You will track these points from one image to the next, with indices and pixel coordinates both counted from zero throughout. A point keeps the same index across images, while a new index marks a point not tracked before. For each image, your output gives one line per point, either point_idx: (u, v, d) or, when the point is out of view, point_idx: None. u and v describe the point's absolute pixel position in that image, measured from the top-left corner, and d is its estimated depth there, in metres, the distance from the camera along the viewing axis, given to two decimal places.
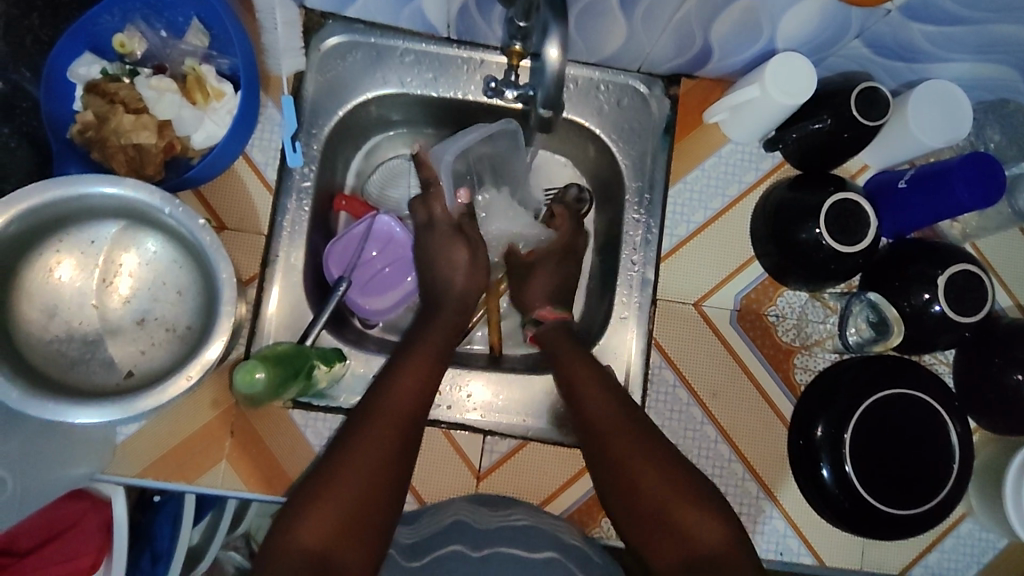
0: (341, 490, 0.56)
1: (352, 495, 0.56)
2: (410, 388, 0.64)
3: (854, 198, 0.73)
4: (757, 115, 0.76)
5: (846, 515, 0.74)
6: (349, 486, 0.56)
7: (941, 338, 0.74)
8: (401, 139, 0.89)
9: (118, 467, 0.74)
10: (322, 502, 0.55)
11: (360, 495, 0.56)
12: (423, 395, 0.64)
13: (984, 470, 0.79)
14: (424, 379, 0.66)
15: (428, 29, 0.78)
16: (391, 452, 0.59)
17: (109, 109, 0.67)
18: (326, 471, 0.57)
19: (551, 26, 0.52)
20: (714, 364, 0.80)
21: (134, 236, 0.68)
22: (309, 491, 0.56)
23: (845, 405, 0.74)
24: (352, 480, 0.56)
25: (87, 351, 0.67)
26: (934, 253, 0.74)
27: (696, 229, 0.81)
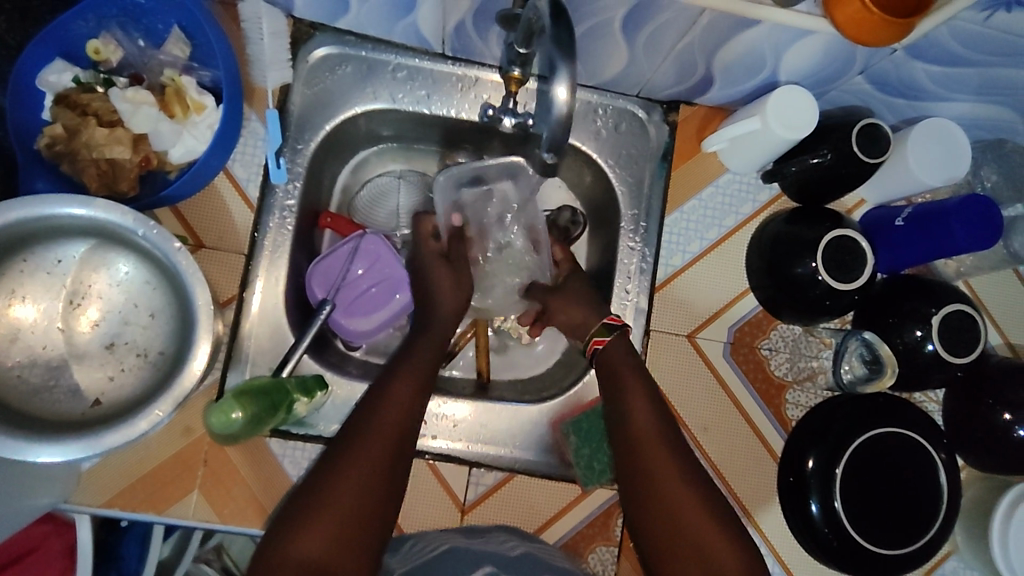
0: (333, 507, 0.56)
1: (347, 502, 0.57)
2: (401, 394, 0.66)
3: (851, 234, 0.72)
4: (755, 146, 0.74)
5: (834, 552, 0.73)
6: (342, 494, 0.57)
7: (933, 377, 0.74)
8: (390, 154, 0.86)
9: (82, 496, 0.70)
10: (313, 518, 0.55)
11: (349, 512, 0.57)
12: (414, 401, 0.66)
13: (971, 509, 0.79)
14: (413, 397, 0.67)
15: (422, 44, 0.75)
16: (382, 455, 0.61)
17: (82, 122, 0.64)
18: (315, 489, 0.58)
19: (557, 63, 0.49)
20: (707, 398, 0.78)
21: (105, 255, 0.64)
22: (300, 510, 0.57)
23: (836, 441, 0.73)
24: (343, 496, 0.57)
25: (51, 377, 0.63)
26: (928, 291, 0.73)
27: (692, 259, 0.80)
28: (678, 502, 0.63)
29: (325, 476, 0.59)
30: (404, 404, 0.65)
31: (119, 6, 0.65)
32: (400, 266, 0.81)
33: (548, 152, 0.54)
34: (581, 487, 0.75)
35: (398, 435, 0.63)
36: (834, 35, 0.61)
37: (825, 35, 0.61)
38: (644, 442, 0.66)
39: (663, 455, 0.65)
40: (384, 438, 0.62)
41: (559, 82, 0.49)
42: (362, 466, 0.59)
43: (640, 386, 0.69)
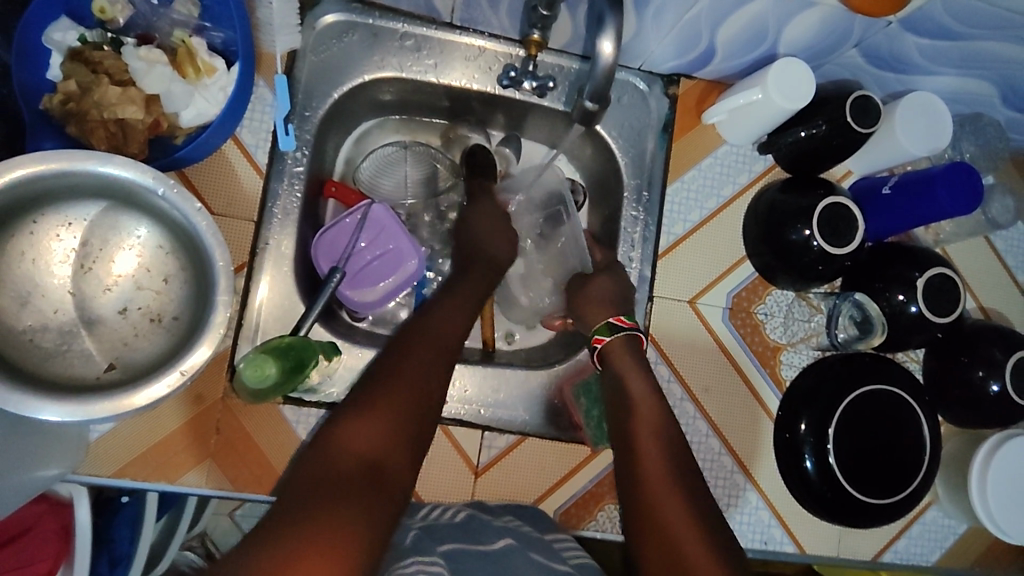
0: (395, 398, 0.58)
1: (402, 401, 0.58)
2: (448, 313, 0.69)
3: (844, 202, 0.75)
4: (754, 116, 0.77)
5: (828, 505, 0.77)
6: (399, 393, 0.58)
7: (915, 337, 0.78)
8: (393, 125, 0.87)
9: (90, 467, 0.68)
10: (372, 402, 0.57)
11: (411, 409, 0.58)
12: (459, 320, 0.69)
13: (949, 461, 0.84)
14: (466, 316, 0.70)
15: (430, 12, 0.76)
16: (433, 363, 0.62)
17: (94, 80, 0.62)
18: (377, 381, 0.59)
19: (607, 17, 0.54)
20: (707, 360, 0.81)
21: (117, 219, 0.63)
22: (358, 401, 0.58)
23: (827, 400, 0.78)
24: (404, 391, 0.59)
25: (63, 342, 0.61)
26: (912, 256, 0.78)
27: (693, 227, 0.82)
28: (661, 501, 0.60)
29: (386, 371, 0.60)
30: (456, 321, 0.69)
31: None
32: (405, 236, 0.81)
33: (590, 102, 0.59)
34: (590, 447, 0.78)
35: (453, 345, 0.66)
36: (836, 7, 0.64)
37: (827, 7, 0.64)
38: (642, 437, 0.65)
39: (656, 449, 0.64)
40: (434, 342, 0.65)
41: (606, 36, 0.53)
42: (422, 369, 0.62)
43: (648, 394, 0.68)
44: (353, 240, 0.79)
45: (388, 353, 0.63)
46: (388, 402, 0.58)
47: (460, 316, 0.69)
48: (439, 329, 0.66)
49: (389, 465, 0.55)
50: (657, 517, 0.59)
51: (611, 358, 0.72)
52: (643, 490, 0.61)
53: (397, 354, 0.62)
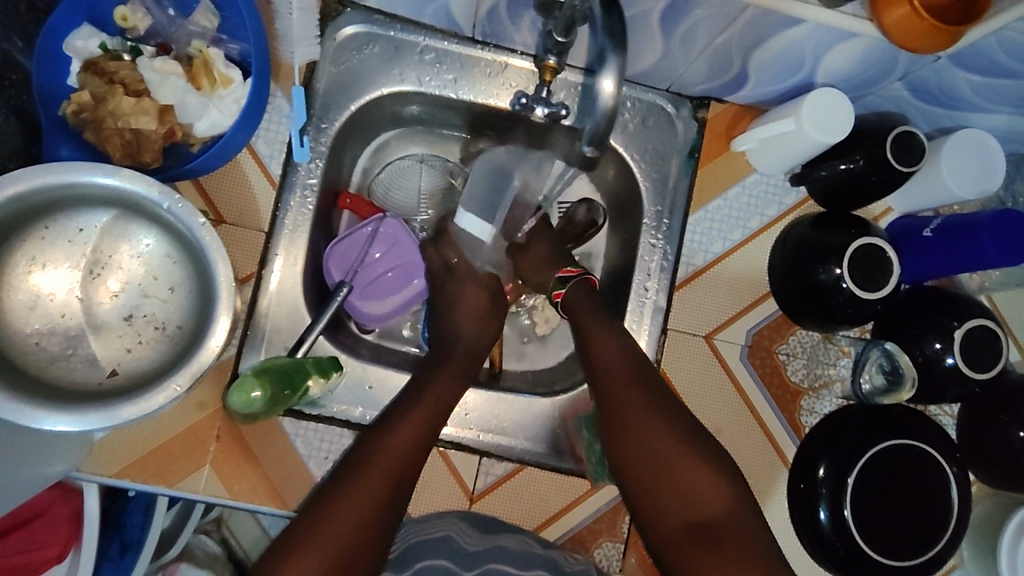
0: (332, 533, 0.58)
1: (341, 532, 0.58)
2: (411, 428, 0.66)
3: (879, 243, 0.70)
4: (787, 147, 0.73)
5: (841, 562, 0.72)
6: (339, 525, 0.58)
7: (950, 391, 0.73)
8: (411, 137, 0.85)
9: (94, 465, 0.70)
10: (314, 534, 0.58)
11: (344, 543, 0.57)
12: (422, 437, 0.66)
13: (978, 524, 0.78)
14: (424, 432, 0.66)
15: (452, 27, 0.75)
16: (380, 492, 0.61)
17: (108, 90, 0.63)
18: (319, 512, 0.59)
19: (607, 54, 0.50)
20: (721, 399, 0.78)
21: (127, 226, 0.64)
22: (296, 533, 0.58)
23: (849, 449, 0.72)
24: (342, 529, 0.58)
25: (68, 346, 0.62)
26: (953, 304, 0.72)
27: (714, 259, 0.79)
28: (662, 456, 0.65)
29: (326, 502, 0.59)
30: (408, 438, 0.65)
31: None
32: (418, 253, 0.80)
33: (589, 146, 0.57)
34: (590, 482, 0.75)
35: (399, 472, 0.63)
36: (878, 39, 0.60)
37: (869, 38, 0.60)
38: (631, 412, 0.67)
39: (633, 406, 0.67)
40: (390, 463, 0.63)
41: (607, 75, 0.51)
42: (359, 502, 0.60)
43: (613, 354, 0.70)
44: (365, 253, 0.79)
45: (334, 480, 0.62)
46: (325, 536, 0.58)
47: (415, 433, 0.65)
48: (386, 452, 0.63)
49: None
50: (664, 477, 0.64)
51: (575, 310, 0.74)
52: (647, 451, 0.65)
53: (338, 483, 0.61)
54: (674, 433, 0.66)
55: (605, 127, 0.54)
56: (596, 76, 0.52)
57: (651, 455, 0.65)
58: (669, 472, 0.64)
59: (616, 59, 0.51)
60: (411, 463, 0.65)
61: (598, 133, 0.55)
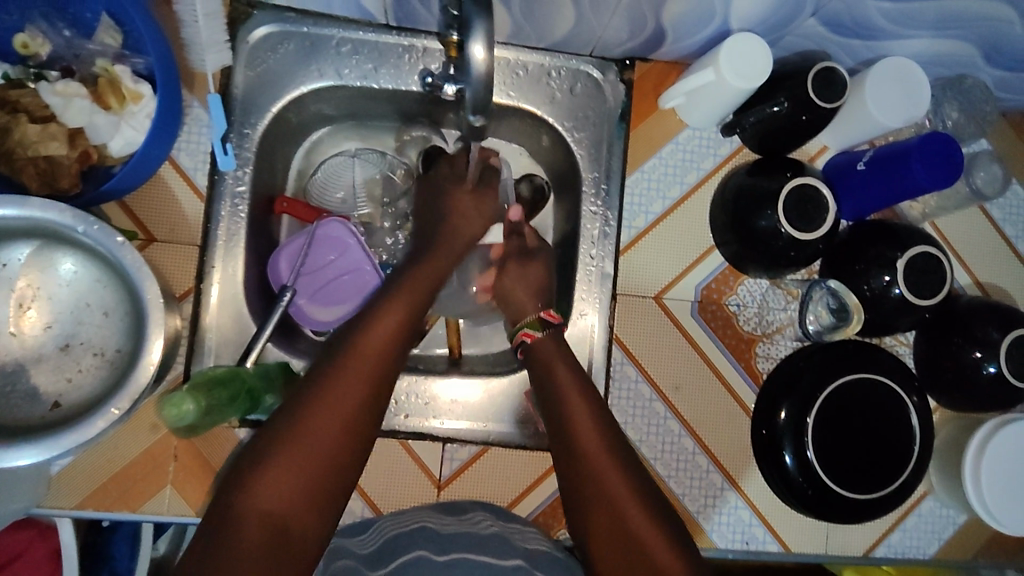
0: (319, 446, 0.51)
1: (327, 440, 0.52)
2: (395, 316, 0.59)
3: (812, 182, 0.70)
4: (712, 98, 0.73)
5: (810, 502, 0.73)
6: (326, 434, 0.52)
7: (902, 320, 0.73)
8: (342, 133, 0.84)
9: (54, 499, 0.69)
10: (296, 444, 0.51)
11: (330, 456, 0.51)
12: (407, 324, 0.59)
13: (945, 449, 0.79)
14: (406, 325, 0.59)
15: (364, 16, 0.73)
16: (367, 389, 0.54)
17: (11, 119, 0.62)
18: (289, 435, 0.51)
19: (474, 20, 0.49)
20: (677, 357, 0.77)
21: (51, 256, 0.63)
22: (271, 441, 0.51)
23: (808, 389, 0.73)
24: (321, 456, 0.51)
25: (7, 383, 0.62)
26: (893, 235, 0.72)
27: (654, 219, 0.78)
28: (611, 494, 0.57)
29: (298, 421, 0.51)
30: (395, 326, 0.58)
31: None
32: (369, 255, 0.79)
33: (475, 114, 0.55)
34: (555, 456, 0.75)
35: (379, 383, 0.55)
36: None
37: None
38: (589, 459, 0.59)
39: (593, 432, 0.60)
40: (378, 356, 0.56)
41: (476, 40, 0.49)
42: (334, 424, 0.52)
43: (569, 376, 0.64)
44: (316, 257, 0.79)
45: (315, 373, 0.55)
46: (308, 449, 0.51)
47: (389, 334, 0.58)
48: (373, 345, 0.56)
49: (299, 526, 0.50)
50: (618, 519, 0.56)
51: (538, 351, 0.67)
52: (597, 505, 0.57)
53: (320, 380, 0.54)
54: (646, 506, 0.57)
55: (484, 93, 0.52)
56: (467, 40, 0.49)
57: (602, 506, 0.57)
58: (615, 528, 0.56)
59: None
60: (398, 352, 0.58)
61: (480, 101, 0.52)
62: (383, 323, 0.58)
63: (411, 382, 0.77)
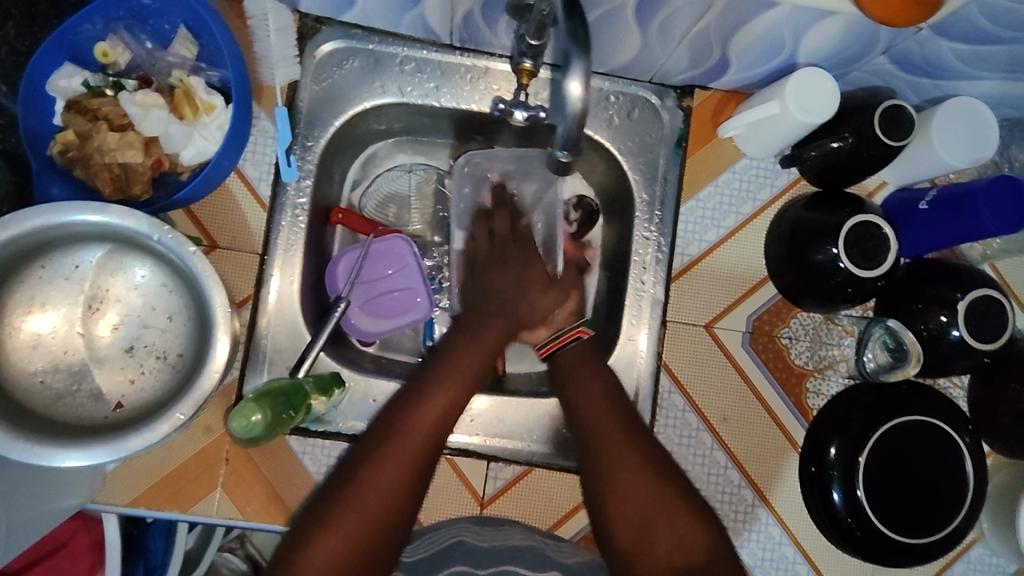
0: (347, 529, 0.54)
1: (359, 520, 0.55)
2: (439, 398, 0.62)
3: (874, 219, 0.69)
4: (774, 131, 0.72)
5: (858, 543, 0.72)
6: (355, 515, 0.55)
7: (958, 363, 0.72)
8: (399, 146, 0.85)
9: (108, 496, 0.71)
10: (329, 527, 0.54)
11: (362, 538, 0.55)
12: (451, 411, 0.61)
13: (996, 496, 0.77)
14: (446, 412, 0.61)
15: (429, 35, 0.75)
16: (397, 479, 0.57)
17: (93, 127, 0.64)
18: (321, 517, 0.55)
19: (573, 56, 0.49)
20: (726, 388, 0.77)
21: (122, 260, 0.65)
22: (311, 525, 0.55)
23: (859, 428, 0.72)
24: (351, 532, 0.54)
25: (73, 382, 0.63)
26: (953, 274, 0.71)
27: (709, 248, 0.78)
28: (619, 467, 0.60)
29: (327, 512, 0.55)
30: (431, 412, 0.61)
31: (126, 8, 0.65)
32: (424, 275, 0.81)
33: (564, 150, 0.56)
34: None
35: (419, 457, 0.59)
36: (857, 15, 0.59)
37: (847, 15, 0.59)
38: (610, 455, 0.61)
39: (605, 411, 0.64)
40: (415, 444, 0.59)
41: (573, 76, 0.50)
42: (387, 483, 0.57)
43: (594, 366, 0.67)
44: (373, 270, 0.81)
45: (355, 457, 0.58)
46: (339, 530, 0.54)
47: (438, 407, 0.61)
48: (407, 431, 0.59)
49: None
50: (625, 496, 0.59)
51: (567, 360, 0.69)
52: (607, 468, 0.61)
53: (352, 472, 0.57)
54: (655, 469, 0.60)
55: (577, 127, 0.53)
56: (563, 75, 0.50)
57: (632, 508, 0.59)
58: (653, 515, 0.58)
59: (582, 62, 0.50)
60: (436, 441, 0.60)
61: (571, 136, 0.53)
62: (426, 404, 0.61)
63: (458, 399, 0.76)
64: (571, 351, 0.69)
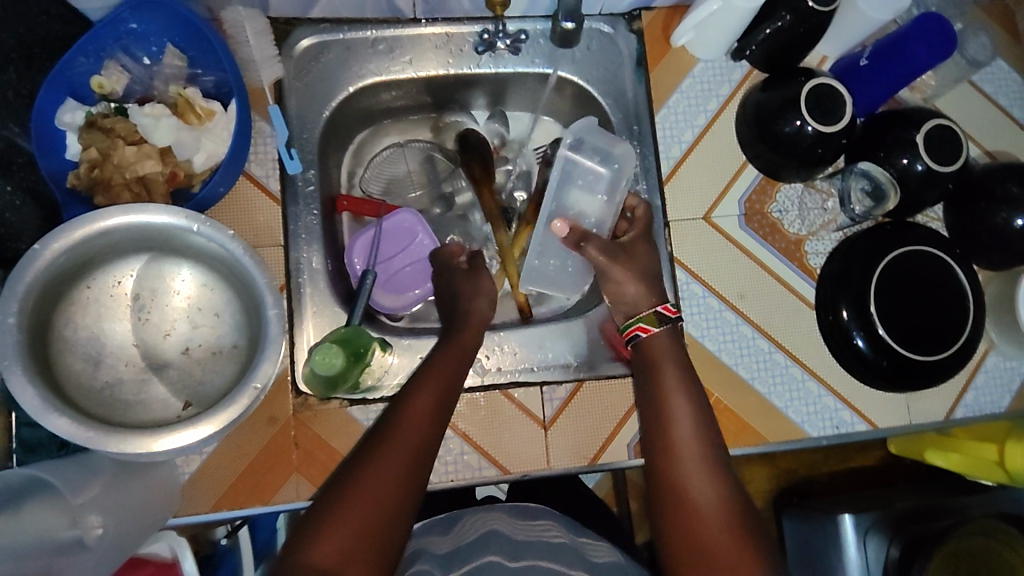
0: (363, 502, 0.58)
1: (373, 491, 0.59)
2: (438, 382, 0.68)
3: (826, 81, 0.77)
4: (719, 27, 0.80)
5: (889, 374, 0.79)
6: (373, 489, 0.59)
7: (930, 193, 0.79)
8: (384, 129, 0.91)
9: (189, 508, 0.72)
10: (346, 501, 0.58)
11: (375, 507, 0.58)
12: (449, 392, 0.68)
13: (995, 304, 0.85)
14: (448, 388, 0.68)
15: (393, 12, 0.80)
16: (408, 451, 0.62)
17: (111, 144, 0.68)
18: (340, 492, 0.59)
19: None
20: (735, 268, 0.83)
21: (160, 267, 0.68)
22: (327, 506, 0.59)
23: (859, 281, 0.79)
24: (367, 505, 0.58)
25: (140, 390, 0.66)
26: (905, 119, 0.79)
27: (689, 147, 0.85)
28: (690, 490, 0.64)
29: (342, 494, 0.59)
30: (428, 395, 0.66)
31: (116, 36, 0.69)
32: (434, 244, 0.85)
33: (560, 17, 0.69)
34: None
35: (426, 430, 0.64)
36: None
37: None
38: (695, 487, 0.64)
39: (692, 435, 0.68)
40: (421, 419, 0.64)
41: None
42: (395, 461, 0.61)
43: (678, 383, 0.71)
44: (387, 247, 0.85)
45: (369, 441, 0.64)
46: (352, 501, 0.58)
47: (426, 415, 0.65)
48: (414, 412, 0.65)
49: None
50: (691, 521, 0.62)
51: (652, 355, 0.74)
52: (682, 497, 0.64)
53: (366, 453, 0.62)
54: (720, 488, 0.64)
55: None
56: None
57: (693, 541, 0.61)
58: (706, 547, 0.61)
59: None
60: (440, 416, 0.66)
61: None
62: (426, 387, 0.67)
63: (499, 339, 0.81)
64: (661, 350, 0.73)
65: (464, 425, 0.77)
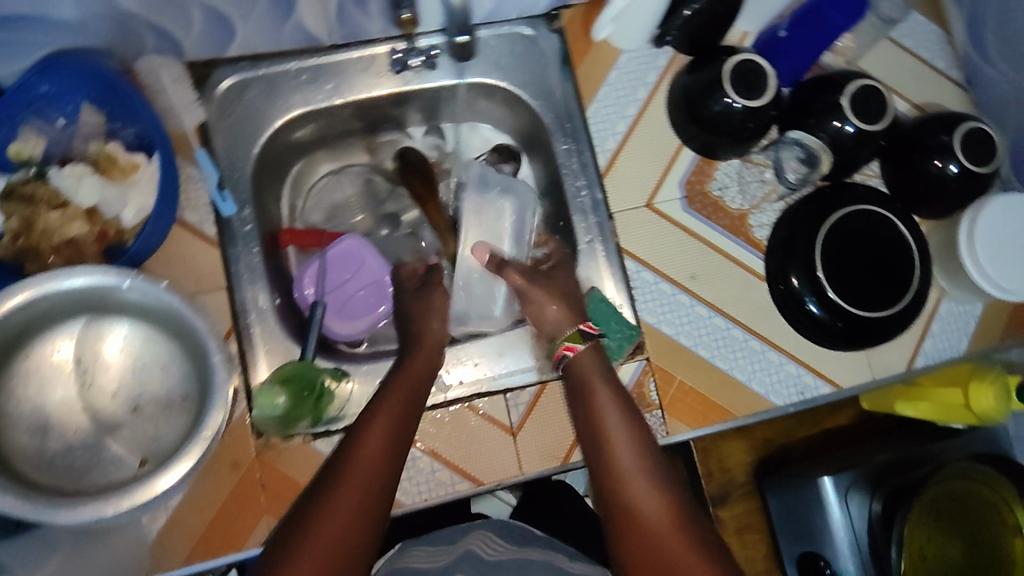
0: (324, 539, 0.56)
1: (334, 526, 0.57)
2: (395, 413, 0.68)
3: (748, 57, 0.77)
4: (637, 17, 0.80)
5: (845, 334, 0.80)
6: (332, 525, 0.57)
7: (864, 152, 0.80)
8: (320, 158, 0.90)
9: (161, 565, 0.71)
10: (302, 541, 0.56)
11: (337, 543, 0.56)
12: (407, 423, 0.67)
13: (940, 252, 0.86)
14: (404, 418, 0.67)
15: (311, 41, 0.80)
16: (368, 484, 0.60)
17: (33, 211, 0.67)
18: (297, 531, 0.57)
19: None
20: (684, 252, 0.84)
21: (99, 327, 0.66)
22: (283, 548, 0.56)
23: (806, 248, 0.80)
24: (327, 543, 0.56)
25: (92, 454, 0.65)
26: (832, 83, 0.79)
27: (623, 138, 0.85)
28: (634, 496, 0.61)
29: (299, 535, 0.56)
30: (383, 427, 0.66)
31: (28, 102, 0.68)
32: (384, 265, 0.86)
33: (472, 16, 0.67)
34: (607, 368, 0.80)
35: (386, 461, 0.63)
36: None
37: None
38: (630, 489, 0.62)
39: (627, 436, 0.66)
40: (379, 450, 0.63)
41: None
42: (354, 496, 0.59)
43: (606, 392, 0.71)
44: (334, 275, 0.84)
45: (325, 478, 0.62)
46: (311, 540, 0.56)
47: (384, 446, 0.64)
48: (371, 444, 0.64)
49: None
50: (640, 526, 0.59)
51: (577, 373, 0.74)
52: (627, 504, 0.61)
53: (322, 489, 0.60)
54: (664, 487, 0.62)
55: None
56: None
57: (648, 545, 0.58)
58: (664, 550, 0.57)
59: None
60: (398, 447, 0.65)
61: None
62: (382, 419, 0.66)
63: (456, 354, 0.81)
64: (585, 366, 0.74)
65: (431, 444, 0.77)
